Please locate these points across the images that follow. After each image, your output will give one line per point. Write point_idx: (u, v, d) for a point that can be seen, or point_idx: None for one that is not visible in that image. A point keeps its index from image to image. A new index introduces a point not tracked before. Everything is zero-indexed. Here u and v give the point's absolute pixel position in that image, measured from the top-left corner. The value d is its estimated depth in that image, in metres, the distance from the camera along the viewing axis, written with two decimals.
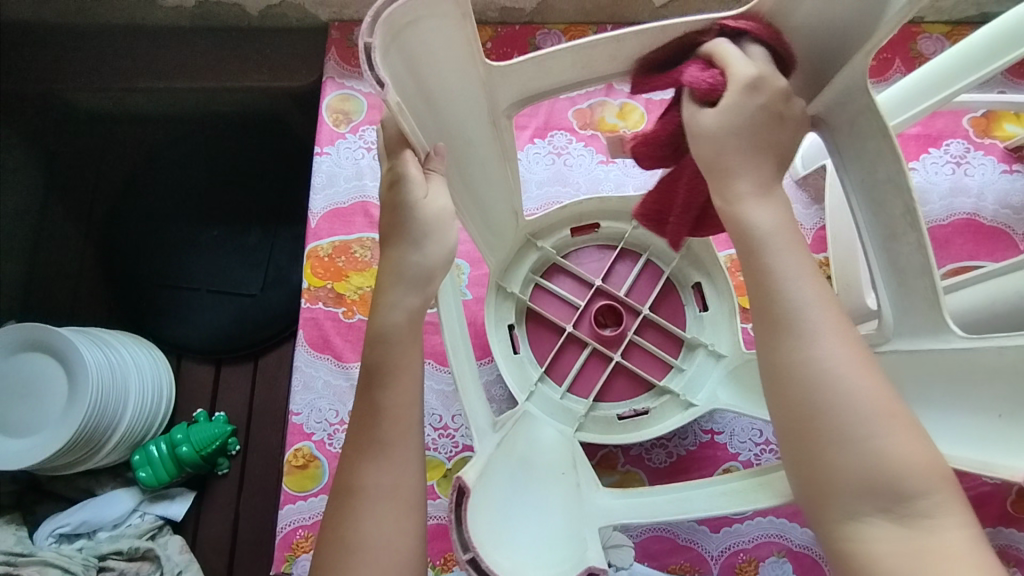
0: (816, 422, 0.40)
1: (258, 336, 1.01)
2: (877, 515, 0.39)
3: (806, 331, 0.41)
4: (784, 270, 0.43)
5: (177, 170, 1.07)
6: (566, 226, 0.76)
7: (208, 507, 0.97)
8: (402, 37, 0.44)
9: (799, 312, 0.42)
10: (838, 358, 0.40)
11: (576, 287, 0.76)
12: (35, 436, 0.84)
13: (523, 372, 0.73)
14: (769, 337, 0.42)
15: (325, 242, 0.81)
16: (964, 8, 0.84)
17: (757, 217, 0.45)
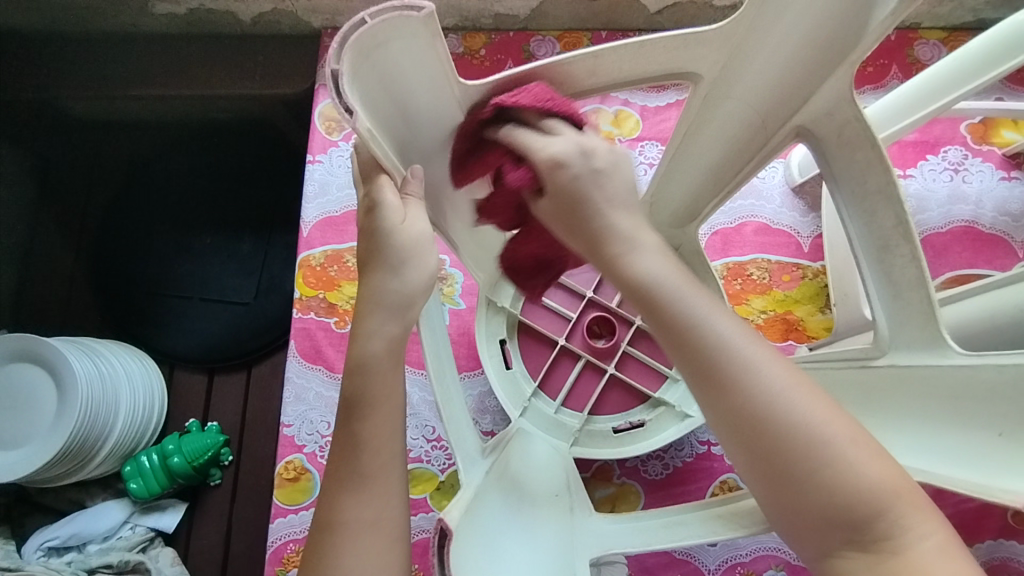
0: (774, 459, 0.38)
1: (252, 345, 1.00)
2: (845, 546, 0.37)
3: (737, 371, 0.39)
4: (694, 314, 0.40)
5: (170, 178, 1.06)
6: None
7: (200, 519, 0.96)
8: (372, 59, 0.43)
9: (719, 355, 0.39)
10: (774, 394, 0.38)
11: (567, 299, 0.75)
12: (24, 448, 0.83)
13: (517, 387, 0.72)
14: (705, 389, 0.40)
15: (317, 251, 0.80)
16: (961, 14, 0.84)
17: (647, 265, 0.42)
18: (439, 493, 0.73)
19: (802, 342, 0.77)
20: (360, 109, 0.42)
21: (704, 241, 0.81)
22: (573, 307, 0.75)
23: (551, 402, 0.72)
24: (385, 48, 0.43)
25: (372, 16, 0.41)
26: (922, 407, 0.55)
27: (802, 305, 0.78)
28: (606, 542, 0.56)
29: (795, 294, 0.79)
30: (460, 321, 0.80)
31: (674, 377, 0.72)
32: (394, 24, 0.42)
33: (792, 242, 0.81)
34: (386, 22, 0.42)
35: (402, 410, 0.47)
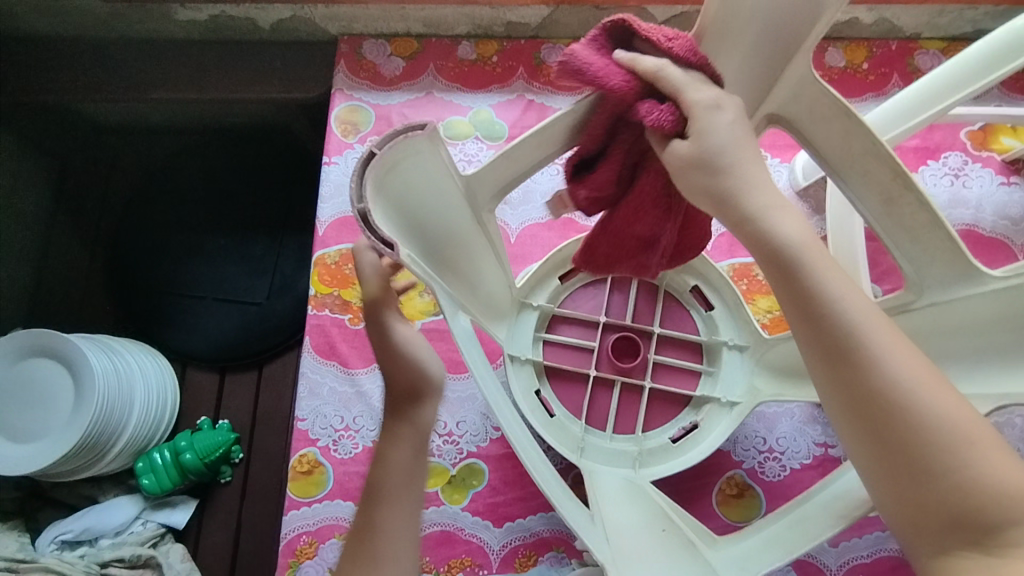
0: (899, 449, 0.39)
1: (264, 344, 1.02)
2: (969, 549, 0.37)
3: (870, 353, 0.40)
4: (828, 291, 0.42)
5: (187, 181, 1.09)
6: (554, 274, 0.76)
7: (210, 515, 0.97)
8: (392, 180, 0.48)
9: (846, 325, 0.41)
10: (902, 365, 0.40)
11: (583, 330, 0.75)
12: (40, 442, 0.84)
13: (568, 431, 0.71)
14: (825, 362, 0.41)
15: (332, 249, 0.82)
16: (961, 24, 0.86)
17: (788, 230, 0.44)
18: (450, 487, 0.74)
19: None
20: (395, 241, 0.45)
21: (711, 243, 0.83)
22: (584, 331, 0.75)
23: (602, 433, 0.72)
24: (399, 164, 0.48)
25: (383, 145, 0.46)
26: None
27: None
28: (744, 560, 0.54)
29: None
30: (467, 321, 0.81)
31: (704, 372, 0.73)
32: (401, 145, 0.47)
33: None
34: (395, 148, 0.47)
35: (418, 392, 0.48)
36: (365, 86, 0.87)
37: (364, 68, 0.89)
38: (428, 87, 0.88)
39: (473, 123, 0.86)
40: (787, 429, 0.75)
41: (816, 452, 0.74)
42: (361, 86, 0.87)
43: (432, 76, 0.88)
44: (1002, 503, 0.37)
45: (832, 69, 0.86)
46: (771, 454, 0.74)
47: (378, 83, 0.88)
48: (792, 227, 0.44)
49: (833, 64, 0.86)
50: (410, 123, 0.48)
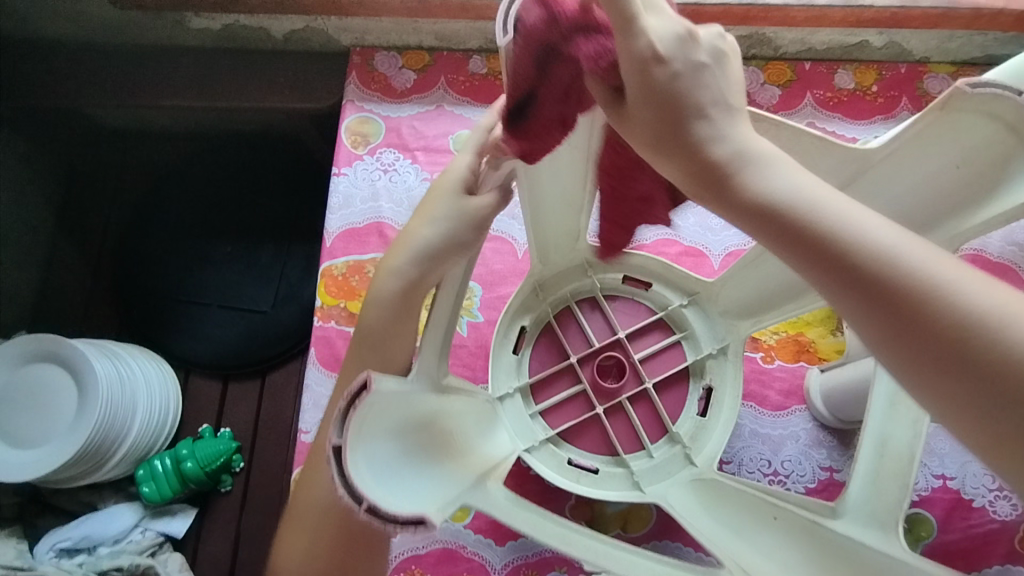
0: (991, 381, 0.30)
1: (269, 353, 1.03)
2: None
3: (916, 273, 0.31)
4: (839, 220, 0.33)
5: (194, 187, 1.09)
6: (506, 350, 0.73)
7: (209, 524, 0.97)
8: (376, 414, 0.37)
9: (880, 259, 0.32)
10: (956, 280, 0.31)
11: (559, 383, 0.74)
12: (41, 447, 0.84)
13: (620, 474, 0.69)
14: (868, 317, 0.32)
15: (340, 261, 0.82)
16: (971, 50, 0.86)
17: (772, 182, 0.35)
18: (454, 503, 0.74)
19: (814, 364, 0.77)
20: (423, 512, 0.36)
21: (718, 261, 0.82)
22: (564, 381, 0.74)
23: (644, 452, 0.71)
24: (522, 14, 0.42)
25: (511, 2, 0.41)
26: None
27: (814, 328, 0.78)
28: (878, 519, 0.53)
29: (807, 316, 0.78)
30: (462, 340, 0.79)
31: (694, 363, 0.74)
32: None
33: None
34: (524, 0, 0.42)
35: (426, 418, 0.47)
36: (376, 98, 0.88)
37: (375, 80, 0.89)
38: (438, 101, 0.88)
39: None
40: (792, 452, 0.74)
41: (821, 476, 0.73)
42: (372, 98, 0.87)
43: (444, 89, 0.88)
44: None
45: (841, 91, 0.86)
46: (777, 477, 0.73)
47: (389, 95, 0.88)
48: (767, 173, 0.35)
49: (842, 86, 0.87)
50: (348, 390, 0.36)
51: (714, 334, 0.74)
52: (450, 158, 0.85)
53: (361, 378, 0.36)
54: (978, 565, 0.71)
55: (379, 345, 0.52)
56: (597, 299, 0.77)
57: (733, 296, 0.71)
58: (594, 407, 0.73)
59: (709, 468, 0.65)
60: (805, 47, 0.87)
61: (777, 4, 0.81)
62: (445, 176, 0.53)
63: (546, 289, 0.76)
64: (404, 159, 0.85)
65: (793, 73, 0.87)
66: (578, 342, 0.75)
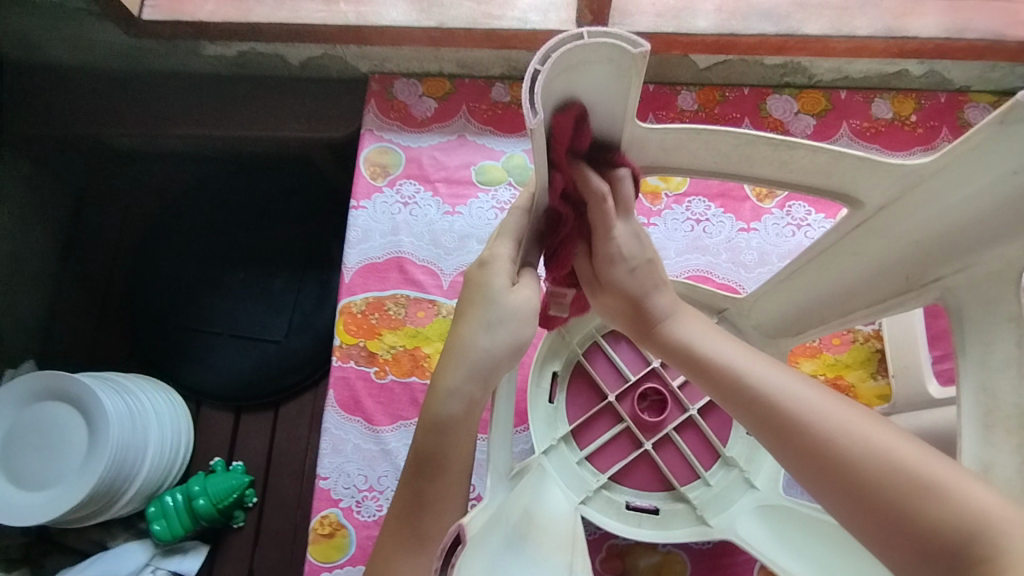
0: (859, 492, 0.35)
1: (283, 384, 1.00)
2: None
3: (796, 409, 0.38)
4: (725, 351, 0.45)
5: (205, 214, 1.07)
6: (542, 397, 0.71)
7: (222, 560, 0.95)
8: (473, 553, 0.37)
9: (772, 396, 0.40)
10: (829, 414, 0.37)
11: (601, 422, 0.72)
12: (50, 490, 0.81)
13: (682, 510, 0.67)
14: (806, 470, 0.37)
15: (358, 297, 0.79)
16: (1013, 79, 0.83)
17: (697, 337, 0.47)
18: None
19: None
20: None
21: None
22: (605, 421, 0.72)
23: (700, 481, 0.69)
24: (551, 91, 0.39)
25: (542, 62, 0.37)
26: None
27: (852, 370, 0.75)
28: None
29: (845, 358, 0.76)
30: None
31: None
32: (603, 51, 0.38)
33: None
34: (560, 60, 0.37)
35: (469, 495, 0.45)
36: (395, 127, 0.85)
37: (394, 109, 0.86)
38: (460, 130, 0.85)
39: (507, 169, 0.83)
40: None
41: None
42: (391, 128, 0.84)
43: (465, 118, 0.86)
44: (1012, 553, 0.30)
45: (878, 120, 0.83)
46: None
47: (409, 124, 0.85)
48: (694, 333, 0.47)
49: (879, 116, 0.84)
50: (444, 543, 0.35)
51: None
52: (473, 191, 0.82)
53: (455, 531, 0.35)
54: None
55: (436, 475, 0.41)
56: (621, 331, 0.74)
57: (766, 310, 0.68)
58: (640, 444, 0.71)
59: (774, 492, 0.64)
60: (841, 75, 0.84)
61: (815, 33, 0.77)
62: (482, 269, 0.45)
63: (569, 331, 0.73)
64: (424, 191, 0.83)
65: (828, 102, 0.85)
66: (609, 378, 0.73)
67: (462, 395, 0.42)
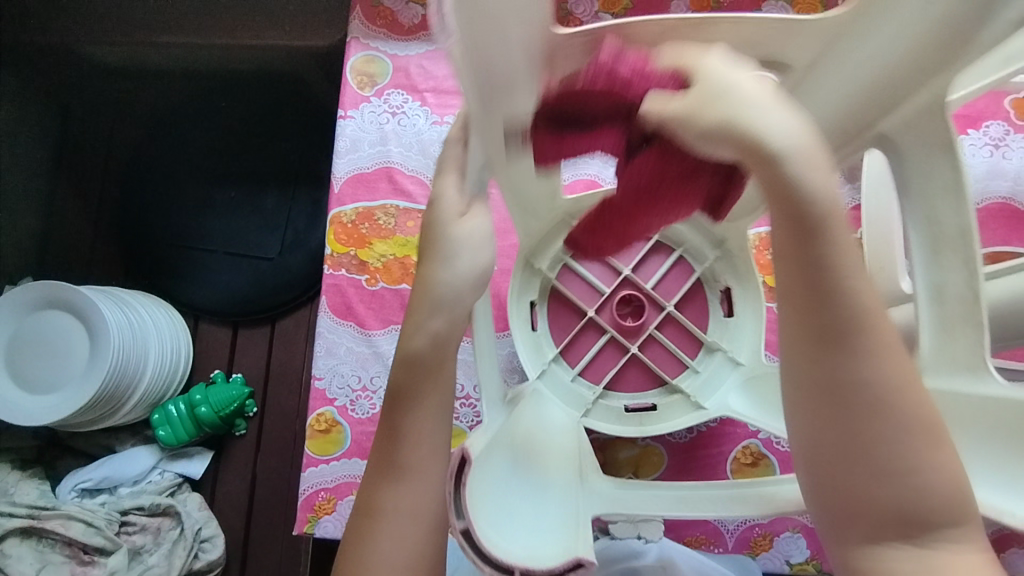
0: (850, 434, 0.32)
1: (276, 301, 1.02)
2: (897, 540, 0.32)
3: (847, 332, 0.31)
4: (838, 254, 0.31)
5: (193, 130, 1.06)
6: (521, 325, 0.73)
7: (225, 467, 0.99)
8: (479, 474, 0.43)
9: (841, 302, 0.31)
10: (865, 335, 0.31)
11: (588, 337, 0.74)
12: (57, 393, 0.84)
13: (677, 400, 0.71)
14: (819, 384, 0.32)
15: (348, 208, 0.80)
16: None
17: (812, 186, 0.31)
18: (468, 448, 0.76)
19: None
20: (517, 557, 0.40)
21: None
22: (590, 336, 0.74)
23: (689, 370, 0.72)
24: None
25: None
26: None
27: None
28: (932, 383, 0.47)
29: None
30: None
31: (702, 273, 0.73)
32: None
33: None
34: None
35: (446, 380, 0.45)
36: (381, 35, 0.83)
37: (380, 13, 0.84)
38: None
39: None
40: None
41: None
42: (377, 35, 0.83)
43: None
44: (945, 507, 0.32)
45: None
46: None
47: (396, 32, 0.83)
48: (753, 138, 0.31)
49: None
50: (451, 468, 0.41)
51: (710, 237, 0.72)
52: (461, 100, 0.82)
53: (459, 454, 0.41)
54: None
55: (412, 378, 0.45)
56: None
57: None
58: (627, 349, 0.73)
59: (757, 362, 0.66)
60: None
61: None
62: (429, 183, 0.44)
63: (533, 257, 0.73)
64: (412, 101, 0.82)
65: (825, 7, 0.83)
66: (585, 294, 0.75)
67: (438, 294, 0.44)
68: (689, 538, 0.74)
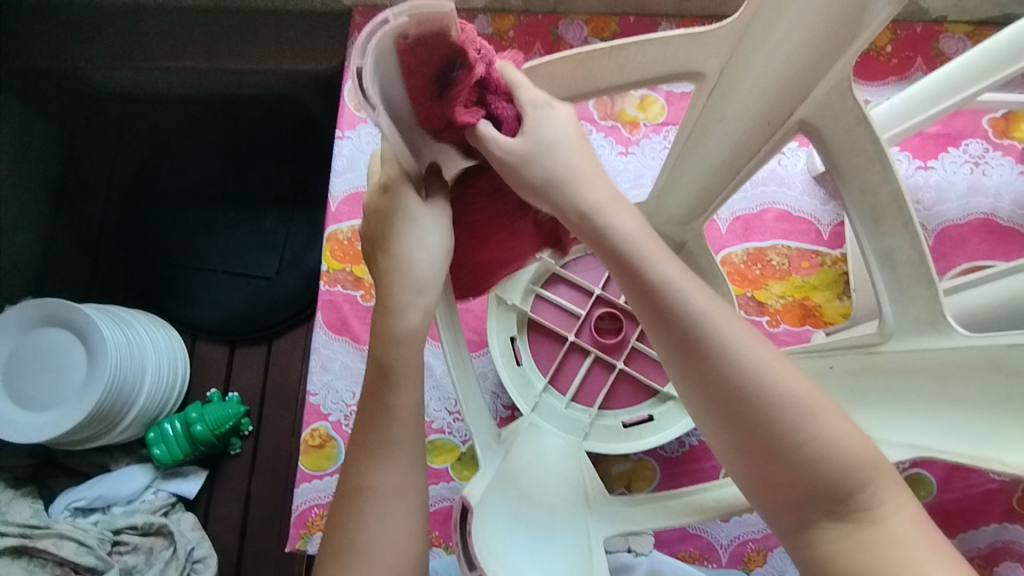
0: (753, 429, 0.38)
1: (272, 319, 1.03)
2: (828, 517, 0.37)
3: (720, 343, 0.39)
4: (671, 282, 0.40)
5: (194, 152, 1.08)
6: (506, 360, 0.73)
7: (219, 486, 0.99)
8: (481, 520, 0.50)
9: (697, 323, 0.39)
10: (730, 347, 0.39)
11: (575, 360, 0.75)
12: (53, 411, 0.85)
13: (672, 407, 0.72)
14: (708, 397, 0.39)
15: (344, 225, 0.81)
16: (989, 8, 0.84)
17: (621, 224, 0.42)
18: (460, 463, 0.76)
19: (819, 328, 0.77)
20: None
21: (726, 225, 0.81)
22: (575, 360, 0.75)
23: None
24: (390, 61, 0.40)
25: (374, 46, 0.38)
26: (935, 392, 0.56)
27: (819, 292, 0.78)
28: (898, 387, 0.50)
29: (813, 280, 0.79)
30: (468, 304, 0.82)
31: None
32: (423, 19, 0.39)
33: (813, 229, 0.80)
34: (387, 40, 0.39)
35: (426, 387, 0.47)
36: None
37: None
38: None
39: None
40: None
41: None
42: None
43: None
44: (851, 469, 0.37)
45: None
46: None
47: None
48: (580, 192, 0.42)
49: None
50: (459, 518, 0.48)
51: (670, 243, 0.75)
52: None
53: None
54: (975, 524, 0.73)
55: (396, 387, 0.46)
56: (556, 273, 0.77)
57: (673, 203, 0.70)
58: (614, 365, 0.75)
59: None
60: None
61: None
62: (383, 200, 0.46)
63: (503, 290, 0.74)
64: None
65: None
66: (563, 320, 0.76)
67: (418, 314, 0.45)
68: (683, 552, 0.73)
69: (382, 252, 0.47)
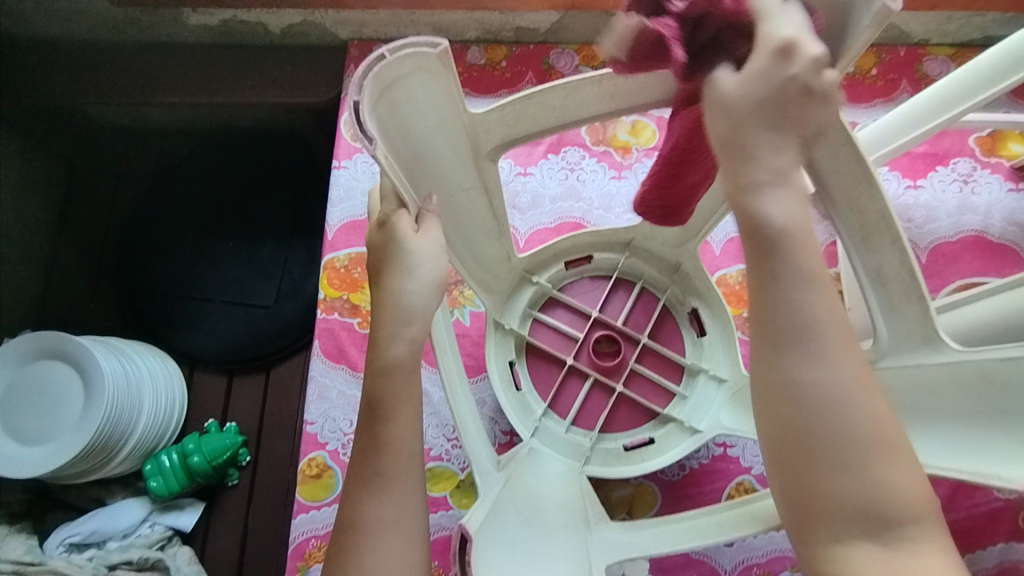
0: (808, 443, 0.38)
1: (269, 348, 1.03)
2: (864, 540, 0.38)
3: (810, 348, 0.38)
4: (793, 279, 0.39)
5: (193, 183, 1.10)
6: (505, 386, 0.72)
7: (216, 519, 0.98)
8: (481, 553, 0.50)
9: (802, 324, 0.38)
10: (821, 356, 0.38)
11: (575, 384, 0.75)
12: (49, 444, 0.84)
13: (672, 430, 0.71)
14: (778, 398, 0.39)
15: (341, 253, 0.82)
16: (968, 31, 0.87)
17: (774, 209, 0.39)
18: (459, 491, 0.75)
19: None
20: None
21: (719, 247, 0.81)
22: (574, 383, 0.75)
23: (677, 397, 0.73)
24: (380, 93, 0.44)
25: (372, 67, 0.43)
26: (933, 411, 0.56)
27: None
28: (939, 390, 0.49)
29: None
30: (464, 330, 0.82)
31: (668, 300, 0.76)
32: (413, 59, 0.46)
33: None
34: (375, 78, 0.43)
35: (420, 414, 0.47)
36: None
37: None
38: None
39: None
40: None
41: None
42: None
43: None
44: (899, 502, 0.38)
45: None
46: None
47: None
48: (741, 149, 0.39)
49: None
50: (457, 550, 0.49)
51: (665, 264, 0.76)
52: None
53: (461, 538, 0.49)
54: (981, 544, 0.72)
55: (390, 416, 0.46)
56: (553, 296, 0.77)
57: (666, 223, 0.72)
58: (613, 389, 0.74)
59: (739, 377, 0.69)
60: None
61: None
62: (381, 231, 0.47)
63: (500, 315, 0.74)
64: None
65: None
66: (561, 344, 0.76)
67: (407, 340, 0.46)
68: None
69: (376, 283, 0.48)
